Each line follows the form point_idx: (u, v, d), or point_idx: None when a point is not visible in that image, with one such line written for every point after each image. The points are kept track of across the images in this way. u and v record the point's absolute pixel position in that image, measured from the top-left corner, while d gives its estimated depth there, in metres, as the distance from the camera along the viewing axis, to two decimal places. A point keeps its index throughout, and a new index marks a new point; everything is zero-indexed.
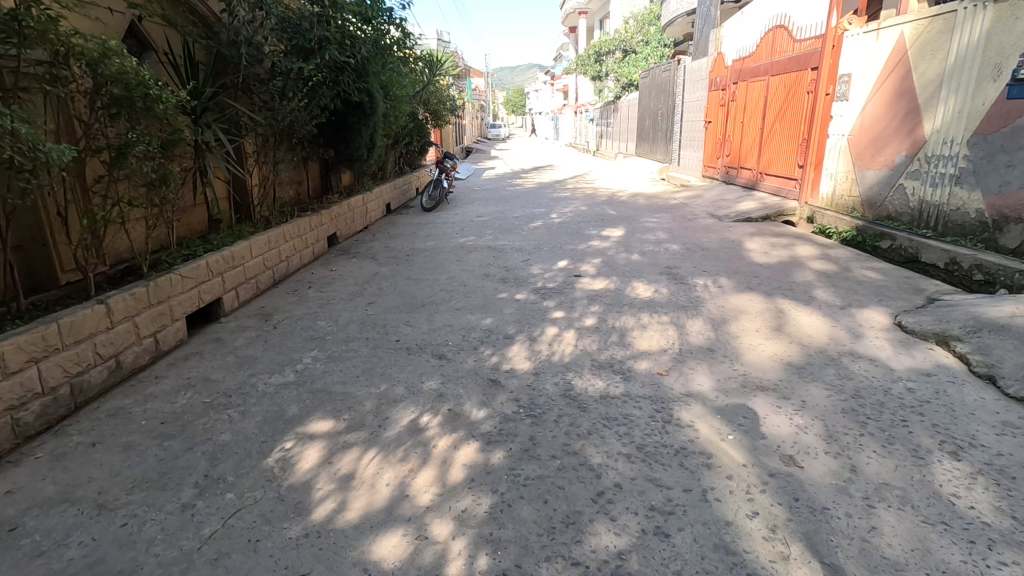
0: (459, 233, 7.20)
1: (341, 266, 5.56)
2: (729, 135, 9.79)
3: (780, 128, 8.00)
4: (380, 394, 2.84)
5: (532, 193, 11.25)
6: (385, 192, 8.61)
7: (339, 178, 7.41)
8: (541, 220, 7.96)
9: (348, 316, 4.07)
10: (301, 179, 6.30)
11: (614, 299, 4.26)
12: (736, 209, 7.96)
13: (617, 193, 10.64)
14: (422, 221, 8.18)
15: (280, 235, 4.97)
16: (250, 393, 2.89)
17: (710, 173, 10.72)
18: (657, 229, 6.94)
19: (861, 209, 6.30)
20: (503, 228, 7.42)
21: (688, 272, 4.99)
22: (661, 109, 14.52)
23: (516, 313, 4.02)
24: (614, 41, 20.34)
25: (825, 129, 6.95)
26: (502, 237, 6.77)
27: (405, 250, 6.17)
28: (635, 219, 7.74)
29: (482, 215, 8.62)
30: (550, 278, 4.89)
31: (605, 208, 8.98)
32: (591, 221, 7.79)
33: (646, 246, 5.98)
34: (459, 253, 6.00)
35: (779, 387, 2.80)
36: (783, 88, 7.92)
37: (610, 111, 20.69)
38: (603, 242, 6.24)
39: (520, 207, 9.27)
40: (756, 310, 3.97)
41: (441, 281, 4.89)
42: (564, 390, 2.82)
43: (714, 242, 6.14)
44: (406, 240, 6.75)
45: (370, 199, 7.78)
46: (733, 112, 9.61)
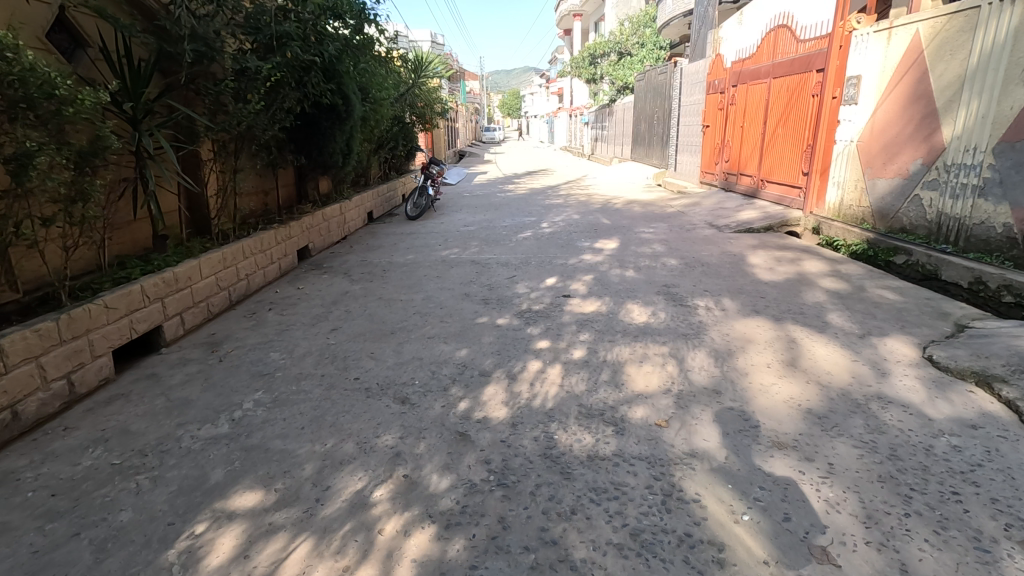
0: (443, 244, 6.74)
1: (310, 283, 5.10)
2: (729, 140, 9.38)
3: (783, 134, 7.59)
4: (326, 454, 2.38)
5: (524, 199, 10.80)
6: (366, 200, 8.14)
7: (314, 185, 6.95)
8: (531, 230, 7.51)
9: (305, 346, 3.60)
10: (270, 188, 5.83)
11: (606, 326, 3.81)
12: (737, 219, 7.54)
13: (611, 200, 10.21)
14: (404, 230, 7.73)
15: (239, 251, 4.50)
16: (171, 451, 2.43)
17: (708, 180, 10.31)
18: (654, 241, 6.50)
19: (872, 221, 5.88)
20: (490, 239, 6.97)
21: (687, 291, 4.55)
22: (657, 113, 14.12)
23: (496, 343, 3.57)
24: (609, 44, 19.95)
25: (831, 134, 6.54)
26: (488, 249, 6.32)
27: (382, 264, 5.72)
28: (630, 230, 7.31)
29: (469, 224, 8.16)
30: (537, 298, 4.44)
31: (599, 217, 8.55)
32: (584, 231, 7.35)
33: (642, 260, 5.54)
34: (440, 267, 5.55)
35: (801, 445, 2.35)
36: (786, 91, 7.51)
37: (605, 114, 20.28)
38: (596, 256, 5.80)
39: (510, 216, 8.82)
40: (765, 339, 3.53)
41: (416, 302, 4.43)
42: (545, 449, 2.37)
43: (715, 256, 5.70)
44: (385, 252, 6.29)
45: (349, 208, 7.32)
46: (733, 117, 9.20)
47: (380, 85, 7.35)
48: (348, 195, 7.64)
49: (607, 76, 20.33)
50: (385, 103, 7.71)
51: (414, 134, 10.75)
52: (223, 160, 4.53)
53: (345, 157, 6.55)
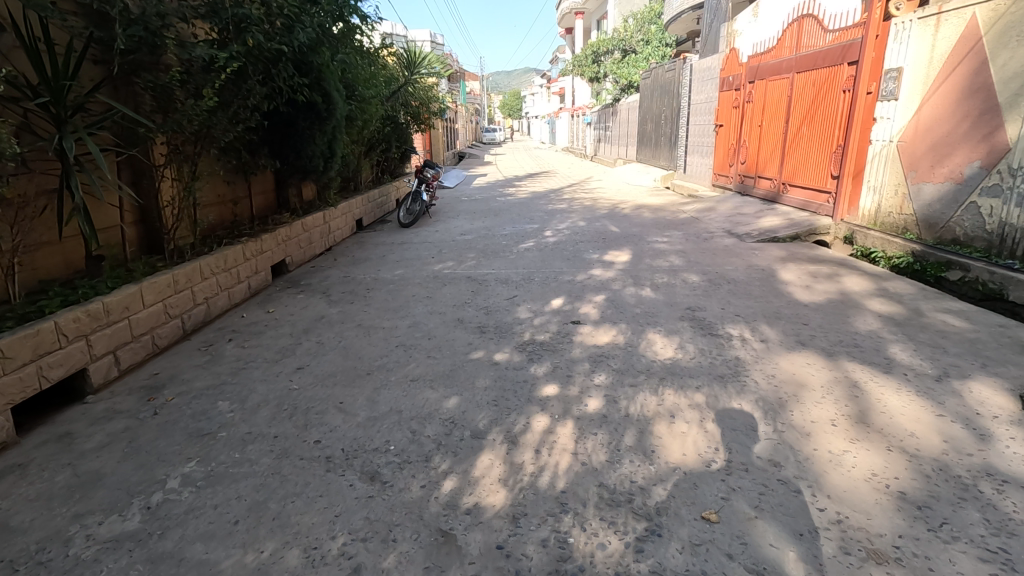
0: (437, 256, 6.12)
1: (283, 305, 4.48)
2: (745, 140, 8.74)
3: (808, 133, 6.96)
4: (260, 568, 1.76)
5: (526, 204, 10.17)
6: (355, 207, 7.53)
7: (295, 192, 6.33)
8: (533, 240, 6.88)
9: (262, 392, 2.98)
10: (241, 196, 5.22)
11: (625, 364, 3.18)
12: (758, 226, 6.90)
13: (619, 205, 9.58)
14: (396, 240, 7.11)
15: (196, 272, 3.88)
16: (52, 563, 1.80)
17: (722, 182, 9.68)
18: (670, 253, 5.87)
19: (917, 230, 5.25)
20: (489, 250, 6.34)
21: (715, 316, 3.93)
22: (664, 112, 13.46)
23: (493, 388, 2.94)
24: (613, 41, 19.26)
25: (865, 133, 5.91)
26: (486, 263, 5.69)
27: (368, 281, 5.10)
28: (642, 239, 6.68)
29: (467, 232, 7.54)
30: (542, 326, 3.81)
31: (607, 224, 7.93)
32: (592, 241, 6.71)
33: (659, 277, 4.91)
34: (432, 284, 4.92)
35: (907, 558, 1.73)
36: (811, 86, 6.88)
37: (609, 114, 19.64)
38: (607, 271, 5.17)
39: (510, 222, 8.19)
40: (821, 383, 2.89)
41: (401, 331, 3.80)
42: (556, 564, 1.74)
43: (741, 271, 5.08)
44: (372, 267, 5.66)
45: (334, 215, 6.70)
46: (750, 116, 8.57)
47: (368, 82, 6.73)
48: (334, 201, 7.03)
49: (611, 75, 19.67)
50: (374, 101, 7.09)
51: (409, 135, 10.12)
52: (179, 165, 3.92)
53: (328, 160, 5.93)
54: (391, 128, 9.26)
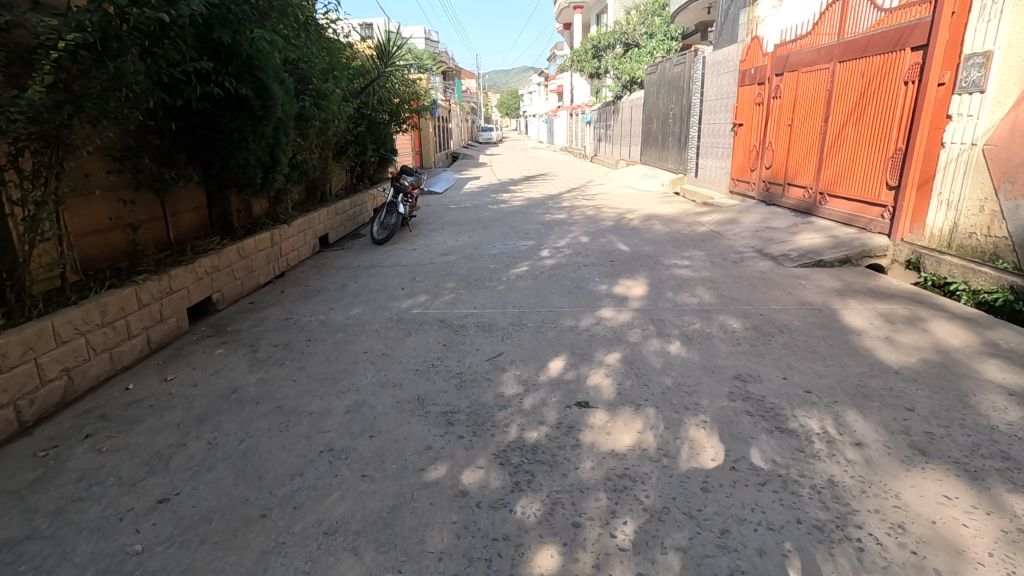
0: (409, 286, 4.99)
1: (191, 367, 3.35)
2: (770, 142, 7.64)
3: (853, 135, 5.87)
4: None
5: (520, 213, 9.06)
6: (316, 221, 6.41)
7: (236, 207, 5.22)
8: (527, 262, 5.76)
9: (81, 559, 1.84)
10: (153, 217, 4.11)
11: (662, 497, 2.06)
12: (795, 245, 5.79)
13: (625, 215, 8.46)
14: (364, 261, 5.99)
15: (44, 335, 2.74)
16: None
17: (742, 189, 8.58)
18: (695, 283, 4.76)
19: (1012, 257, 4.14)
20: (473, 277, 5.22)
21: (776, 395, 2.81)
22: (673, 109, 12.33)
23: (452, 555, 1.81)
24: (614, 34, 18.01)
25: (935, 134, 4.80)
26: (467, 297, 4.57)
27: (313, 327, 3.99)
28: (658, 261, 5.56)
29: (450, 251, 6.42)
30: (535, 412, 2.69)
31: (613, 239, 6.82)
32: (597, 263, 5.60)
33: (687, 322, 3.80)
34: (394, 333, 3.80)
35: None
36: (858, 79, 5.78)
37: (610, 112, 18.53)
38: (621, 311, 4.06)
39: (501, 238, 7.07)
40: (992, 550, 1.76)
41: (335, 421, 2.68)
42: None
43: (792, 311, 3.97)
44: (324, 304, 4.55)
45: (287, 234, 5.58)
46: (776, 114, 7.47)
47: (327, 74, 5.62)
48: (290, 216, 5.91)
49: (613, 71, 18.52)
50: (339, 97, 5.97)
51: (388, 136, 8.99)
52: (25, 183, 2.78)
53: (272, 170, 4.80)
54: (365, 128, 8.13)
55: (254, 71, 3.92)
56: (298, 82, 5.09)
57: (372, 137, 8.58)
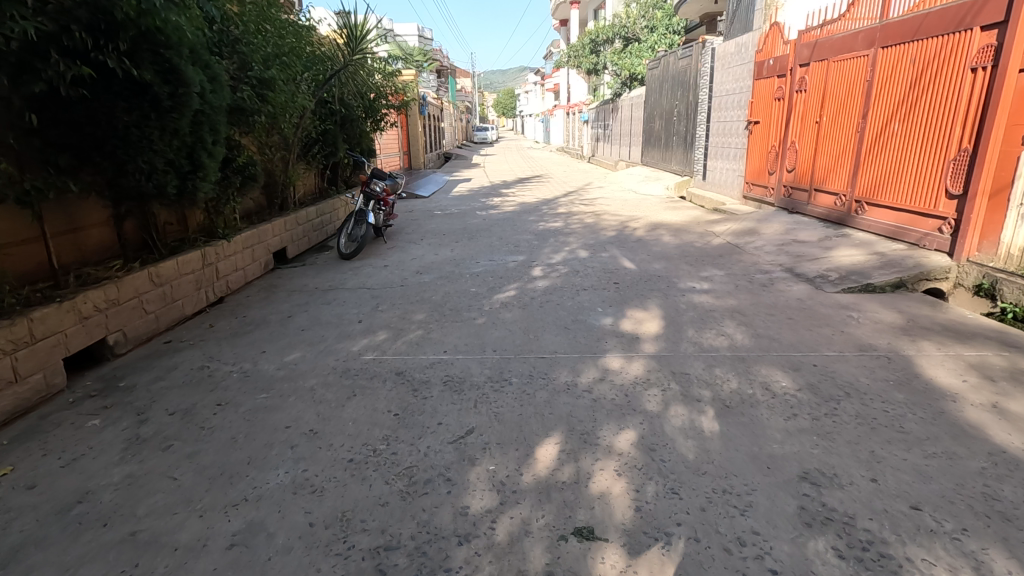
0: (369, 318, 4.06)
1: (41, 451, 2.43)
2: (794, 141, 6.75)
3: (902, 133, 4.98)
4: None
5: (511, 221, 8.15)
6: (269, 234, 5.48)
7: (160, 220, 4.29)
8: (515, 284, 4.84)
9: None
10: (26, 239, 3.18)
11: None
12: (833, 264, 4.89)
13: (628, 223, 7.55)
14: (323, 283, 5.07)
15: None
16: None
17: (758, 194, 7.70)
18: (721, 316, 3.86)
19: None
20: (448, 306, 4.30)
21: (871, 514, 1.90)
22: (677, 107, 11.44)
23: None
24: (612, 28, 16.85)
25: (1015, 132, 3.90)
26: (437, 335, 3.65)
27: (231, 383, 3.06)
28: (672, 284, 4.65)
29: (426, 269, 5.50)
30: (513, 551, 1.77)
31: (616, 253, 5.91)
32: (599, 285, 4.69)
33: (721, 380, 2.88)
34: (333, 394, 2.87)
35: None
36: (909, 67, 4.89)
37: (609, 110, 17.64)
38: (633, 360, 3.15)
39: (488, 252, 6.16)
40: None
41: (207, 566, 1.75)
42: None
43: (854, 361, 3.06)
44: (258, 343, 3.62)
45: (226, 252, 4.65)
46: (801, 109, 6.59)
47: (276, 59, 4.70)
48: (233, 229, 4.99)
49: (611, 67, 17.61)
50: (292, 88, 5.06)
51: (363, 135, 8.06)
52: None
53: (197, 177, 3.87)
54: (335, 125, 7.20)
55: (155, 49, 3.13)
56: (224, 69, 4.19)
57: (344, 135, 7.66)
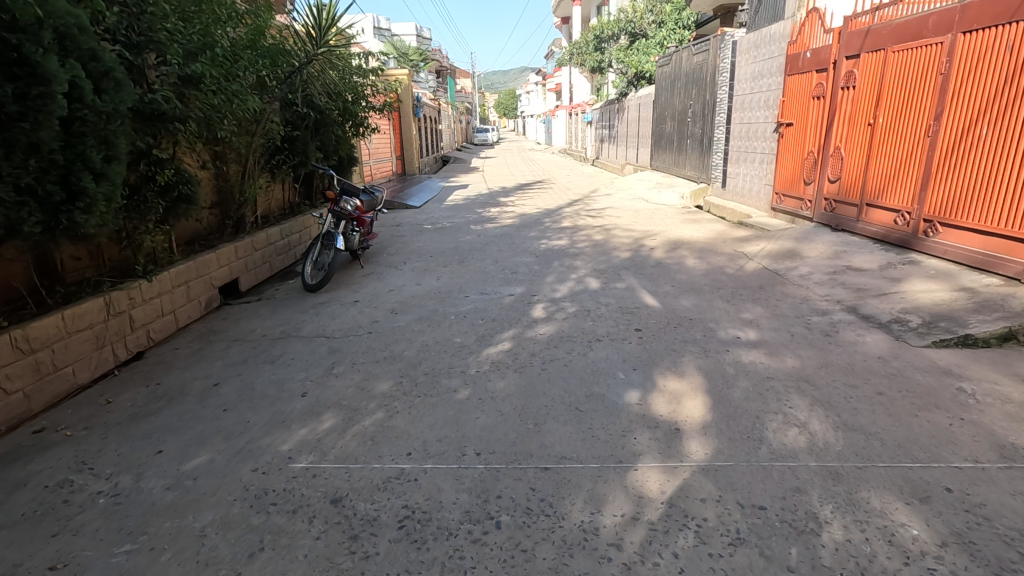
0: (317, 389, 3.09)
1: None
2: (838, 146, 5.79)
3: (994, 138, 4.01)
4: None
5: (510, 238, 7.16)
6: (212, 265, 4.53)
7: (51, 259, 3.33)
8: (510, 331, 3.86)
9: None
10: None
11: None
12: (909, 302, 3.90)
13: (643, 241, 6.58)
14: (274, 329, 4.11)
15: None
16: None
17: (792, 206, 6.74)
18: (786, 387, 2.87)
19: None
20: (423, 366, 3.33)
21: None
22: (692, 106, 10.42)
23: None
24: (618, 23, 15.85)
25: None
26: (401, 422, 2.68)
27: (88, 519, 2.08)
28: (709, 332, 3.67)
29: (404, 307, 4.52)
30: None
31: (634, 282, 4.95)
32: (617, 334, 3.71)
33: (818, 525, 1.89)
34: (228, 548, 1.90)
35: None
36: (1003, 56, 3.92)
37: (616, 111, 16.65)
38: (679, 479, 2.16)
39: (480, 281, 5.19)
40: None
41: None
42: None
43: (1007, 482, 2.06)
44: (157, 435, 2.64)
45: (145, 294, 3.69)
46: (849, 109, 5.61)
47: (209, 52, 3.74)
48: (163, 263, 4.03)
49: (617, 64, 16.59)
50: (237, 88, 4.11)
51: (341, 142, 7.12)
52: None
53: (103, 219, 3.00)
54: (304, 130, 6.27)
55: None
56: (124, 66, 3.27)
57: (317, 142, 6.71)
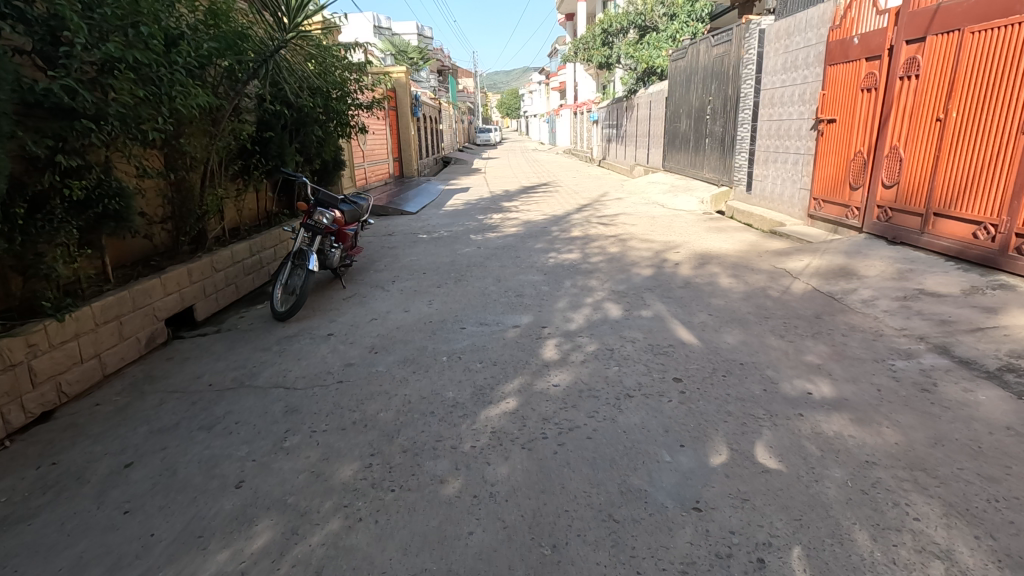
0: (258, 475, 2.32)
1: None
2: (895, 145, 4.99)
3: None
4: None
5: (514, 250, 6.37)
6: (157, 293, 3.76)
7: None
8: (515, 381, 3.07)
9: None
10: None
11: None
12: (1017, 342, 3.09)
13: (665, 254, 5.79)
14: (224, 377, 3.33)
15: None
16: None
17: (836, 213, 5.93)
18: (898, 481, 2.07)
19: None
20: (402, 438, 2.55)
21: None
22: (712, 102, 9.61)
23: None
24: (627, 16, 15.07)
25: None
26: (362, 543, 1.89)
27: None
28: (769, 385, 2.87)
29: (386, 343, 3.74)
30: None
31: (661, 309, 4.16)
32: (652, 387, 2.92)
33: None
34: None
35: None
36: None
37: (625, 108, 15.87)
38: None
39: (479, 306, 4.41)
40: None
41: None
42: None
43: None
44: (16, 563, 1.87)
45: (53, 337, 2.92)
46: (909, 102, 4.81)
47: (136, 31, 2.97)
48: (86, 296, 3.27)
49: (626, 60, 15.81)
50: (182, 79, 3.35)
51: (325, 143, 6.35)
52: None
53: None
54: (279, 129, 5.50)
55: None
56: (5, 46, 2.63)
57: (296, 143, 5.95)
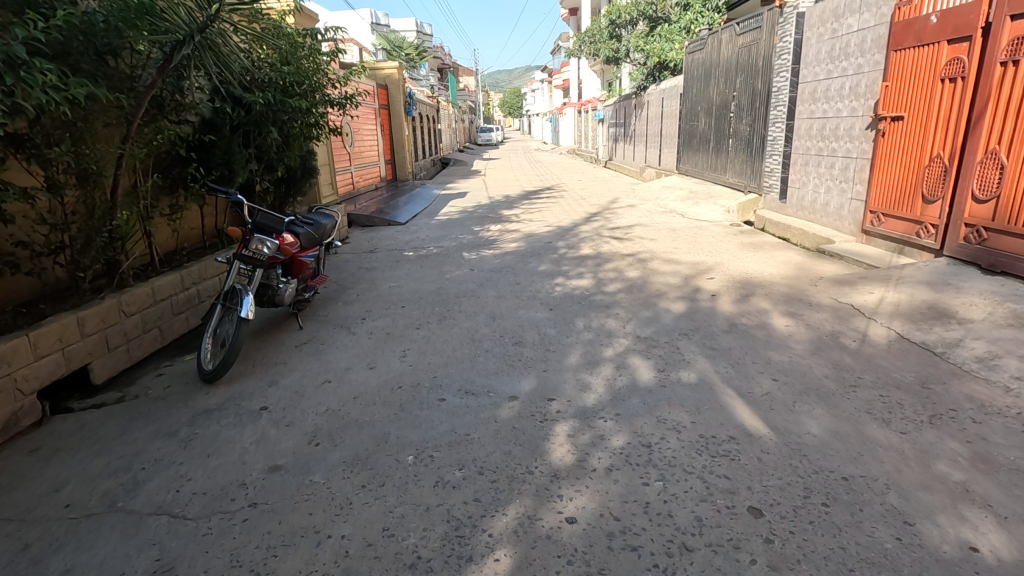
0: None
1: None
2: (993, 149, 3.94)
3: None
4: None
5: (513, 273, 5.34)
6: (21, 357, 2.75)
7: None
8: (509, 507, 2.06)
9: None
10: None
11: None
12: None
13: (696, 281, 4.77)
14: (92, 489, 2.31)
15: None
16: None
17: (903, 231, 4.88)
18: None
19: None
20: None
21: None
22: (737, 98, 8.56)
23: None
24: (636, 7, 14.05)
25: None
26: None
27: None
28: (904, 530, 1.84)
29: (335, 426, 2.72)
30: None
31: (705, 367, 3.15)
32: (720, 530, 1.89)
33: None
34: None
35: None
36: None
37: (634, 106, 14.84)
38: None
39: (466, 360, 3.39)
40: None
41: None
42: None
43: None
44: None
45: None
46: (1015, 94, 3.76)
47: None
48: None
49: (635, 54, 14.79)
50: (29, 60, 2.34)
51: (289, 148, 5.33)
52: None
53: None
54: (224, 132, 4.48)
55: None
56: None
57: (252, 148, 4.93)
